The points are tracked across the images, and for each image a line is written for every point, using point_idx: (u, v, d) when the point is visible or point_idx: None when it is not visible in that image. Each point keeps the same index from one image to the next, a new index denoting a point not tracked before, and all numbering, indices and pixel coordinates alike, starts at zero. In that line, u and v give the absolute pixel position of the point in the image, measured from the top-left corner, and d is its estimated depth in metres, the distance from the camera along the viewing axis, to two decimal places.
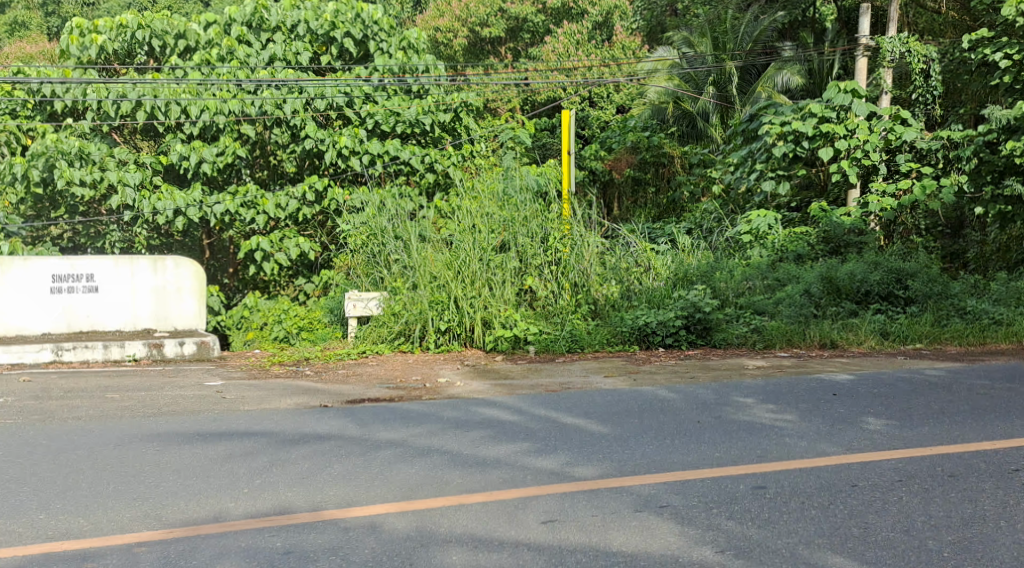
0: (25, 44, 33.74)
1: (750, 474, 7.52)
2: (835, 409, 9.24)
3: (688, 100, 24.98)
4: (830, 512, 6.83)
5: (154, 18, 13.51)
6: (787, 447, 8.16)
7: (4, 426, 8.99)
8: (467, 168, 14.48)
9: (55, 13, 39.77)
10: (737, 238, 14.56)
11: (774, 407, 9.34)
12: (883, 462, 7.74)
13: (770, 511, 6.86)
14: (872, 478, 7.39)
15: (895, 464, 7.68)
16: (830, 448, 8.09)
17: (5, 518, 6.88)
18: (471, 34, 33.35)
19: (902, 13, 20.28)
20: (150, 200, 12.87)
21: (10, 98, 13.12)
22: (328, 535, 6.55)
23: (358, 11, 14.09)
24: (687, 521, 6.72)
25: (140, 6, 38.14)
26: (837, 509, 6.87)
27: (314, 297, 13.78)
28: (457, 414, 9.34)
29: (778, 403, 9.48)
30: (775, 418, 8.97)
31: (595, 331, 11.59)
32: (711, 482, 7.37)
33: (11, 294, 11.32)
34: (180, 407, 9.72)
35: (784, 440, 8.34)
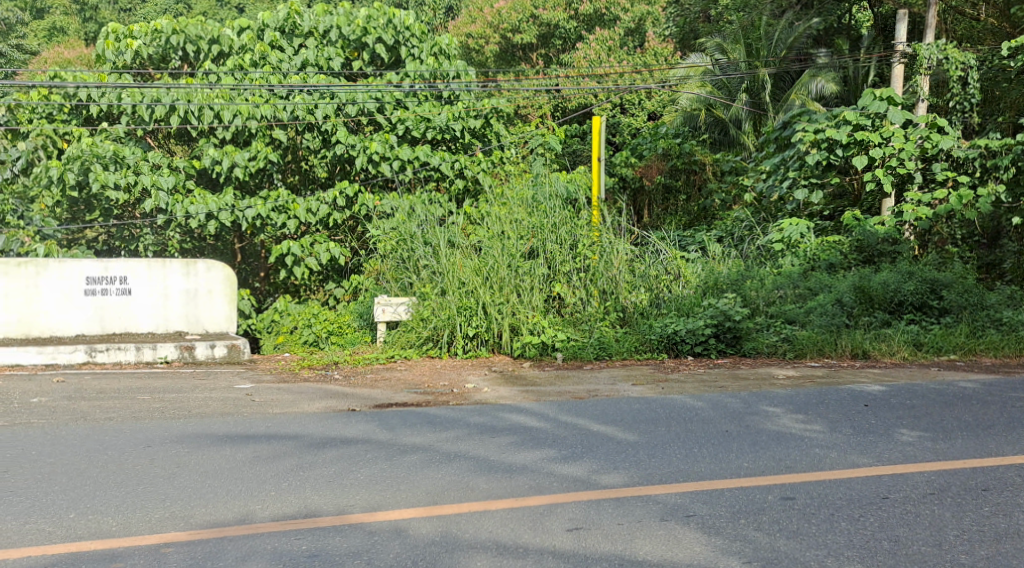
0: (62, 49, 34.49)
1: (779, 485, 7.45)
2: (866, 420, 9.13)
3: (720, 107, 24.94)
4: (861, 524, 6.74)
5: (188, 23, 13.53)
6: (817, 458, 8.07)
7: (37, 426, 9.12)
8: (497, 174, 14.49)
9: (93, 19, 40.96)
10: (769, 247, 14.40)
11: (804, 417, 9.25)
12: (916, 474, 7.62)
13: (798, 522, 6.79)
14: (904, 491, 7.29)
15: (928, 477, 7.57)
16: (861, 459, 7.99)
17: (36, 516, 6.96)
18: (503, 40, 33.58)
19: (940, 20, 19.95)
20: (183, 204, 12.98)
21: (47, 103, 13.17)
22: (354, 539, 6.56)
23: (390, 16, 14.01)
24: (715, 531, 6.66)
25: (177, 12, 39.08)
26: (867, 521, 6.78)
27: (344, 301, 13.88)
28: (484, 420, 9.34)
29: (807, 413, 9.40)
30: (804, 429, 8.89)
31: (623, 338, 11.56)
32: (739, 492, 7.30)
33: (47, 296, 11.42)
34: (210, 409, 9.81)
35: (813, 451, 8.24)
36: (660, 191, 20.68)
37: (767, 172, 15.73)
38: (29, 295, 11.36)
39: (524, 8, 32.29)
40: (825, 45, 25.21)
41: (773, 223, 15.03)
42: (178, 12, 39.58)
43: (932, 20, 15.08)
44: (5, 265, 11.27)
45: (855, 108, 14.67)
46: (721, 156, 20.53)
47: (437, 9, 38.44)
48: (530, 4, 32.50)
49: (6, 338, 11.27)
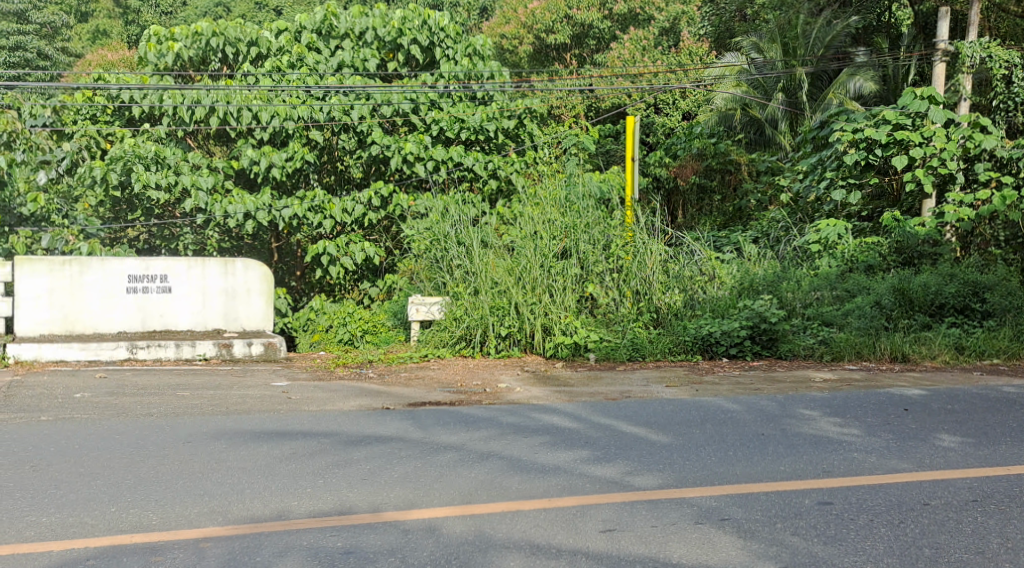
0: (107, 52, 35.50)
1: (816, 490, 7.37)
2: (907, 424, 8.99)
3: (756, 107, 24.75)
4: (901, 530, 6.65)
5: (228, 26, 13.71)
6: (856, 462, 7.98)
7: (81, 421, 9.32)
8: (530, 175, 14.55)
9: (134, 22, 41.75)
10: (806, 248, 14.16)
11: (841, 421, 9.15)
12: (957, 480, 7.50)
13: (836, 528, 6.71)
14: (945, 497, 7.18)
15: (969, 483, 7.44)
16: (900, 465, 7.88)
17: (79, 510, 7.11)
18: (538, 40, 33.51)
19: (984, 17, 19.32)
20: (222, 204, 13.13)
21: (91, 104, 13.49)
22: (389, 537, 6.63)
23: (425, 18, 14.16)
24: (750, 535, 6.62)
25: (216, 15, 40.13)
26: (907, 528, 6.69)
27: (379, 301, 14.04)
28: (517, 420, 9.36)
29: (845, 417, 9.29)
30: (842, 433, 8.78)
31: (657, 339, 11.52)
32: (775, 496, 7.24)
33: (90, 293, 11.63)
34: (247, 406, 9.96)
35: (851, 455, 8.15)
36: (694, 191, 20.84)
37: (806, 172, 15.67)
38: (73, 292, 11.56)
39: (558, 8, 32.38)
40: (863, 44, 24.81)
41: (810, 224, 14.84)
42: (218, 15, 40.31)
43: (975, 18, 14.83)
44: (50, 262, 11.47)
45: (895, 107, 14.46)
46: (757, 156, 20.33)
47: (471, 10, 38.74)
48: (565, 5, 32.49)
49: (50, 334, 11.46)
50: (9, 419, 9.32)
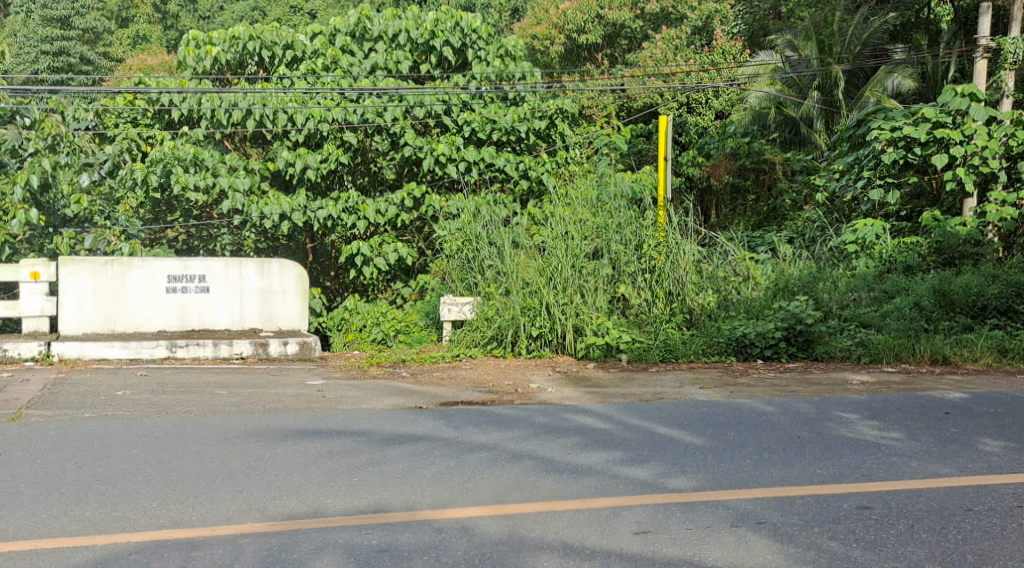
0: (147, 58, 37.82)
1: (854, 494, 7.27)
2: (948, 428, 8.83)
3: (790, 105, 24.08)
4: (942, 536, 6.53)
5: (264, 30, 13.87)
6: (896, 466, 7.85)
7: (122, 418, 9.51)
8: (562, 175, 14.66)
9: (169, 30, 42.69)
10: (843, 248, 13.99)
11: (880, 424, 9.00)
12: (1001, 486, 7.36)
13: (875, 533, 6.60)
14: (988, 503, 7.04)
15: (1014, 490, 7.29)
16: (942, 469, 7.74)
17: (119, 505, 7.18)
18: (569, 40, 33.21)
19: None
20: (258, 205, 13.30)
21: (132, 108, 13.81)
22: (422, 536, 6.63)
23: (458, 19, 14.33)
24: (787, 539, 6.54)
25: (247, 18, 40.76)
26: (949, 534, 6.57)
27: (412, 301, 14.26)
28: (549, 420, 9.38)
29: (884, 420, 9.14)
30: (881, 436, 8.65)
31: (690, 340, 11.45)
32: (812, 500, 7.15)
33: (131, 292, 11.88)
34: (283, 405, 10.10)
35: (890, 460, 8.01)
36: (727, 191, 20.70)
37: (840, 172, 15.39)
38: (116, 291, 11.82)
39: (589, 8, 32.21)
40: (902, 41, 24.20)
41: (846, 225, 14.66)
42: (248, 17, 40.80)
43: (1017, 13, 14.45)
44: (93, 262, 11.76)
45: (935, 105, 14.09)
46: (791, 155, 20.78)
47: (501, 11, 38.89)
48: (597, 4, 32.37)
49: (94, 333, 11.75)
50: (57, 416, 9.50)
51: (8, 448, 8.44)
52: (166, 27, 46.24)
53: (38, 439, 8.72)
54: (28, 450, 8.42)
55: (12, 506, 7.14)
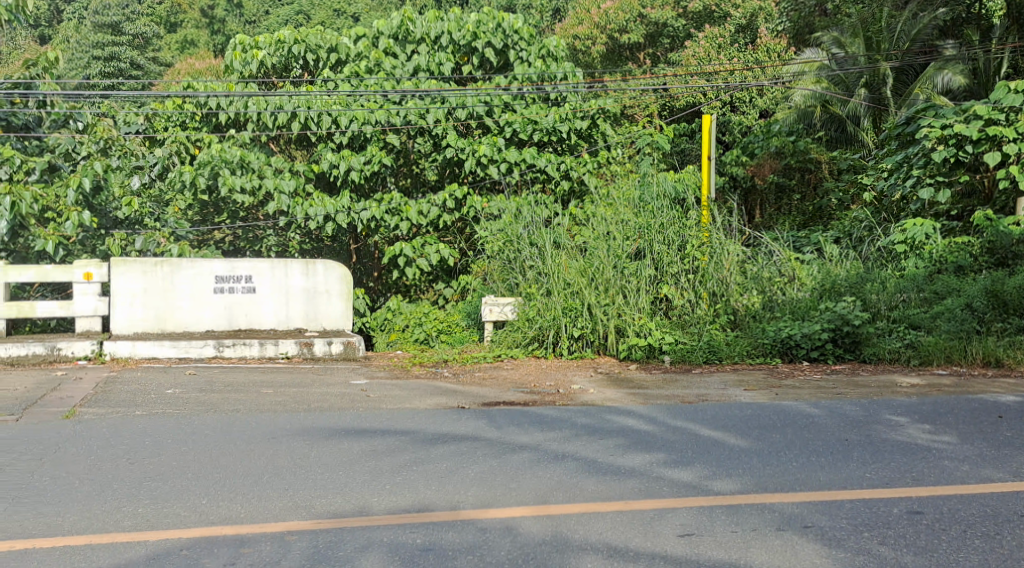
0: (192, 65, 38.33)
1: (904, 499, 7.13)
2: (1001, 431, 8.64)
3: (837, 103, 23.37)
4: (997, 543, 6.38)
5: (309, 33, 14.11)
6: (947, 470, 7.69)
7: (171, 417, 9.65)
8: (603, 174, 14.95)
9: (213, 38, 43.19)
10: (891, 248, 13.68)
11: (931, 427, 8.82)
12: None
13: (927, 538, 6.46)
14: None
15: None
16: (995, 474, 7.57)
17: (168, 501, 7.21)
18: (611, 40, 32.86)
19: None
20: (303, 207, 13.48)
21: (181, 111, 14.10)
22: (466, 535, 6.57)
23: (500, 21, 14.45)
24: (836, 544, 6.40)
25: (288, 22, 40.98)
26: (1004, 540, 6.41)
27: (453, 301, 14.36)
28: (592, 421, 9.35)
29: (934, 423, 8.96)
30: (932, 440, 8.48)
31: (735, 342, 11.38)
32: (861, 505, 7.02)
33: (180, 293, 12.10)
34: (328, 404, 10.19)
35: (942, 464, 7.85)
36: (773, 190, 22.40)
37: (889, 170, 15.02)
38: (165, 291, 12.05)
39: (631, 8, 31.89)
40: (952, 37, 23.68)
41: (895, 224, 14.37)
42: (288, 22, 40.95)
43: None
44: (144, 263, 12.00)
45: (986, 102, 13.88)
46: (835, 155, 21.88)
47: (544, 11, 38.89)
48: (638, 4, 32.00)
49: (144, 333, 11.99)
50: (109, 415, 9.63)
51: (60, 447, 8.53)
52: (213, 32, 46.74)
53: (90, 438, 8.82)
54: (80, 448, 8.51)
55: (64, 502, 7.17)
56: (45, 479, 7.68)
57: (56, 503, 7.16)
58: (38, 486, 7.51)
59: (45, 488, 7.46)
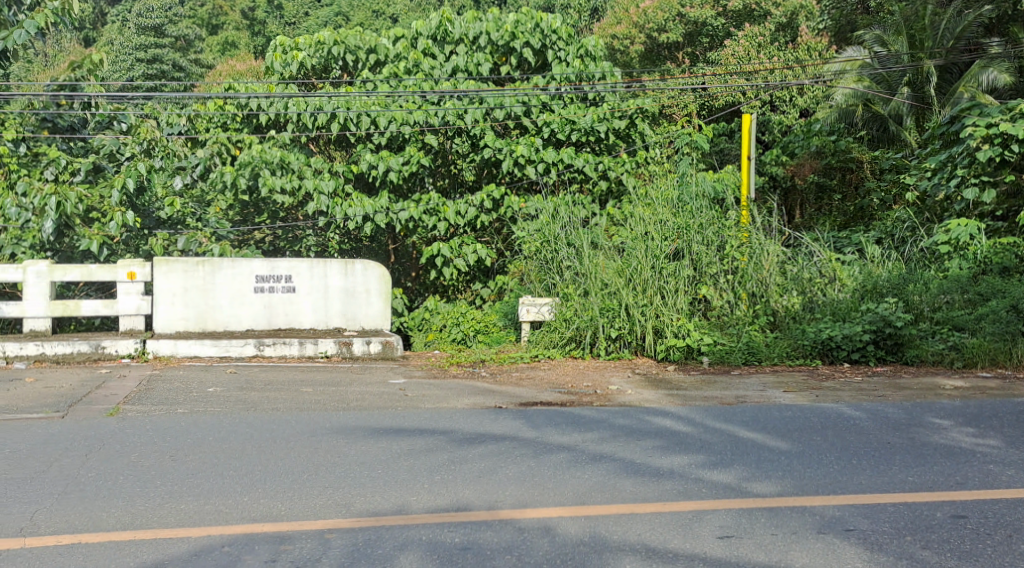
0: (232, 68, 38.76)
1: (948, 502, 7.02)
2: None
3: (878, 102, 22.98)
4: None
5: (348, 34, 14.20)
6: (992, 475, 7.57)
7: (211, 414, 9.75)
8: (641, 174, 14.73)
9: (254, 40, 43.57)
10: (934, 249, 13.45)
11: (976, 431, 8.68)
12: None
13: (971, 542, 6.37)
14: None
15: None
16: None
17: (210, 498, 7.28)
18: (649, 39, 32.59)
19: None
20: (342, 207, 13.54)
21: (222, 113, 14.13)
22: (504, 535, 6.57)
23: (538, 21, 14.37)
24: (878, 548, 6.32)
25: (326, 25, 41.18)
26: None
27: (490, 301, 14.37)
28: (630, 421, 9.31)
29: (979, 426, 8.82)
30: (977, 443, 8.35)
31: (774, 343, 11.31)
32: (904, 508, 6.92)
33: (220, 292, 12.24)
34: (366, 403, 10.24)
35: (987, 468, 7.73)
36: (814, 190, 23.07)
37: (933, 170, 14.71)
38: (205, 291, 12.19)
39: (670, 7, 31.42)
40: (998, 34, 23.12)
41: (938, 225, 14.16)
42: None
43: None
44: (185, 263, 12.14)
45: None
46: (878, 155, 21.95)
47: (582, 11, 38.74)
48: (677, 2, 31.49)
49: (185, 331, 12.16)
50: (152, 413, 9.76)
51: (104, 443, 8.67)
52: (253, 33, 47.30)
53: (133, 435, 8.96)
54: (124, 445, 8.64)
55: (109, 497, 7.27)
56: (90, 474, 7.80)
57: (100, 498, 7.27)
58: (82, 481, 7.63)
59: (90, 483, 7.58)
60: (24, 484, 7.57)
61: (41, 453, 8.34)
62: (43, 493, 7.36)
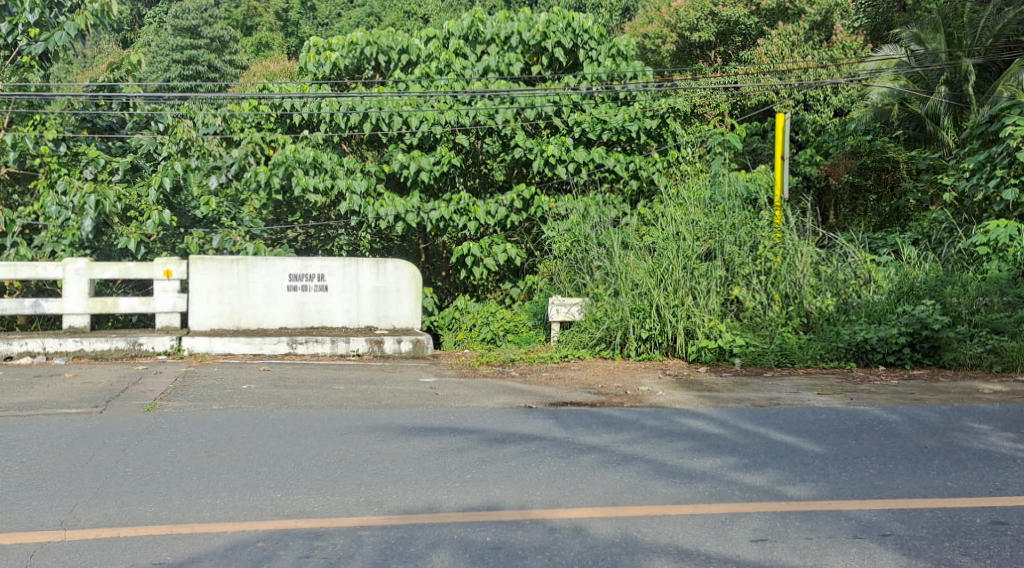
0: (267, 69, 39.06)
1: (987, 508, 6.90)
2: None
3: (915, 101, 22.63)
4: None
5: (381, 35, 14.26)
6: None
7: (244, 411, 9.83)
8: (673, 174, 14.66)
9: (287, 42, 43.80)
10: (972, 250, 13.20)
11: (1015, 436, 8.52)
12: None
13: (1013, 549, 6.26)
14: None
15: None
16: None
17: (246, 494, 7.36)
18: (681, 39, 32.15)
19: None
20: (374, 207, 13.66)
21: (256, 113, 14.22)
22: (535, 535, 6.56)
23: (570, 20, 14.39)
24: (915, 554, 6.23)
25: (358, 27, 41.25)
26: None
27: (520, 301, 14.46)
28: (661, 423, 9.24)
29: (1018, 431, 8.66)
30: (1017, 448, 8.20)
31: (807, 345, 11.19)
32: (942, 513, 6.81)
33: (254, 290, 12.36)
34: (397, 401, 10.28)
35: None
36: (847, 190, 22.81)
37: (971, 171, 14.46)
38: (240, 288, 12.33)
39: (702, 6, 31.08)
40: None
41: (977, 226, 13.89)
42: None
43: None
44: (220, 260, 12.29)
45: None
46: (917, 154, 21.17)
47: (613, 10, 38.59)
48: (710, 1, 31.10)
49: (220, 328, 12.29)
50: (188, 409, 9.87)
51: (139, 438, 8.78)
52: (287, 34, 47.72)
53: (168, 430, 9.07)
54: (160, 441, 8.74)
55: (145, 492, 7.37)
56: (126, 469, 7.91)
57: (137, 492, 7.36)
58: (118, 476, 7.74)
59: (126, 478, 7.68)
60: (62, 478, 7.69)
61: (79, 447, 8.47)
62: (82, 487, 7.47)
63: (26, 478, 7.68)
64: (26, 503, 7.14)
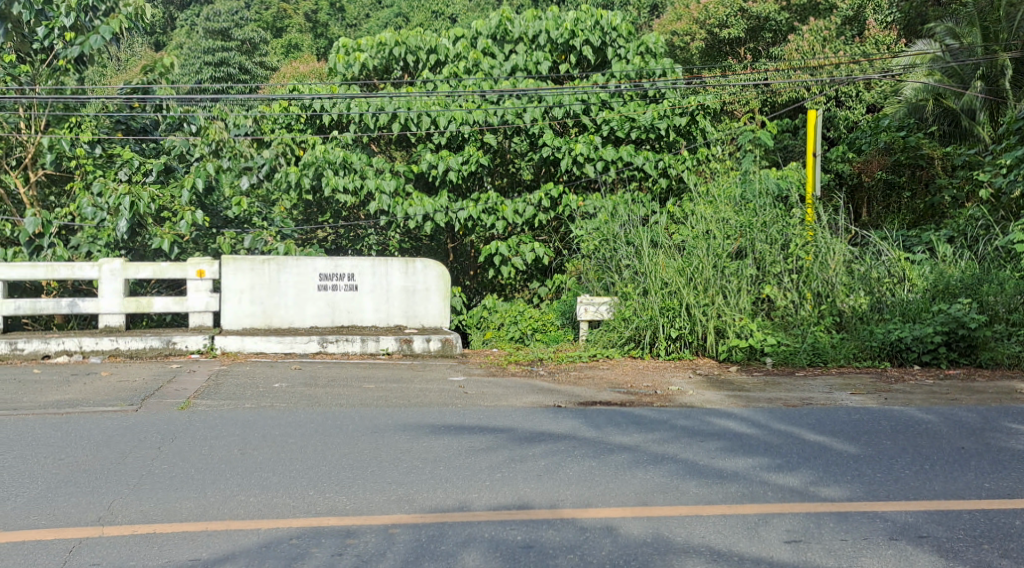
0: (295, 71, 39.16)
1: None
2: None
3: (950, 96, 22.15)
4: None
5: (409, 35, 14.33)
6: None
7: (275, 410, 9.89)
8: (703, 172, 14.57)
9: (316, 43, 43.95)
10: (1009, 248, 12.95)
11: None
12: None
13: None
14: None
15: None
16: None
17: (279, 491, 7.40)
18: (710, 35, 31.62)
19: None
20: (403, 207, 13.70)
21: (286, 114, 14.21)
22: (566, 534, 6.53)
23: (597, 18, 14.34)
24: (953, 556, 6.12)
25: None
26: None
27: (548, 300, 14.40)
28: (691, 422, 9.15)
29: None
30: None
31: (840, 345, 11.08)
32: (980, 515, 6.69)
33: (285, 289, 12.44)
34: (426, 400, 10.29)
35: None
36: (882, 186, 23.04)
37: (1008, 167, 14.19)
38: (271, 287, 12.42)
39: (732, 2, 30.59)
40: None
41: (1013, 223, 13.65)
42: None
43: None
44: (252, 260, 12.38)
45: None
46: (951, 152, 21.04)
47: (641, 8, 38.38)
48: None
49: (251, 327, 12.38)
50: (221, 408, 9.94)
51: (173, 436, 8.86)
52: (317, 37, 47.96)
53: (201, 429, 9.14)
54: (193, 439, 8.81)
55: (180, 489, 7.44)
56: (160, 467, 7.98)
57: (172, 489, 7.43)
58: (153, 473, 7.81)
59: (161, 475, 7.75)
60: (98, 475, 7.77)
61: (115, 445, 8.57)
62: (118, 484, 7.55)
63: (63, 475, 7.78)
64: (65, 499, 7.23)
